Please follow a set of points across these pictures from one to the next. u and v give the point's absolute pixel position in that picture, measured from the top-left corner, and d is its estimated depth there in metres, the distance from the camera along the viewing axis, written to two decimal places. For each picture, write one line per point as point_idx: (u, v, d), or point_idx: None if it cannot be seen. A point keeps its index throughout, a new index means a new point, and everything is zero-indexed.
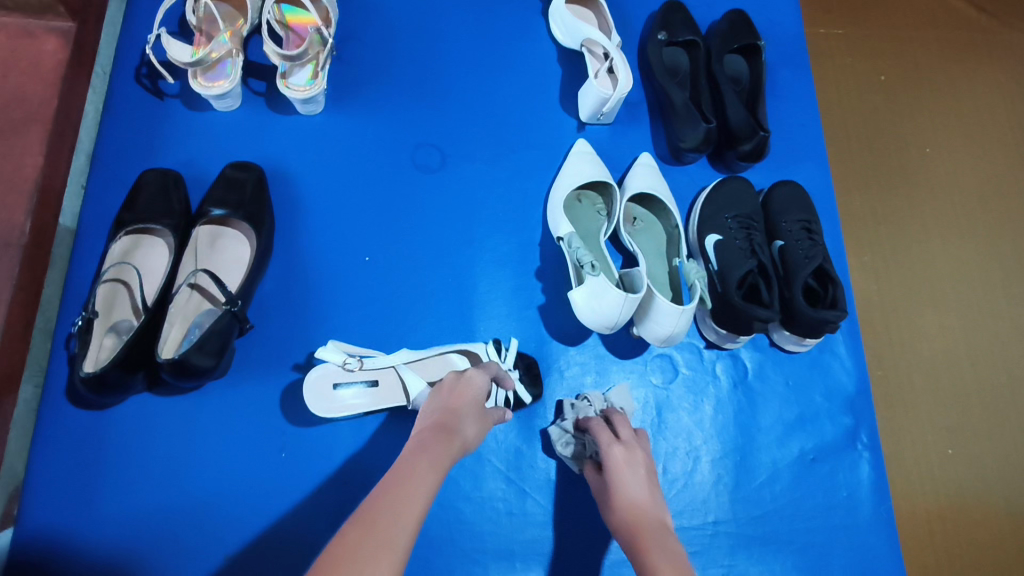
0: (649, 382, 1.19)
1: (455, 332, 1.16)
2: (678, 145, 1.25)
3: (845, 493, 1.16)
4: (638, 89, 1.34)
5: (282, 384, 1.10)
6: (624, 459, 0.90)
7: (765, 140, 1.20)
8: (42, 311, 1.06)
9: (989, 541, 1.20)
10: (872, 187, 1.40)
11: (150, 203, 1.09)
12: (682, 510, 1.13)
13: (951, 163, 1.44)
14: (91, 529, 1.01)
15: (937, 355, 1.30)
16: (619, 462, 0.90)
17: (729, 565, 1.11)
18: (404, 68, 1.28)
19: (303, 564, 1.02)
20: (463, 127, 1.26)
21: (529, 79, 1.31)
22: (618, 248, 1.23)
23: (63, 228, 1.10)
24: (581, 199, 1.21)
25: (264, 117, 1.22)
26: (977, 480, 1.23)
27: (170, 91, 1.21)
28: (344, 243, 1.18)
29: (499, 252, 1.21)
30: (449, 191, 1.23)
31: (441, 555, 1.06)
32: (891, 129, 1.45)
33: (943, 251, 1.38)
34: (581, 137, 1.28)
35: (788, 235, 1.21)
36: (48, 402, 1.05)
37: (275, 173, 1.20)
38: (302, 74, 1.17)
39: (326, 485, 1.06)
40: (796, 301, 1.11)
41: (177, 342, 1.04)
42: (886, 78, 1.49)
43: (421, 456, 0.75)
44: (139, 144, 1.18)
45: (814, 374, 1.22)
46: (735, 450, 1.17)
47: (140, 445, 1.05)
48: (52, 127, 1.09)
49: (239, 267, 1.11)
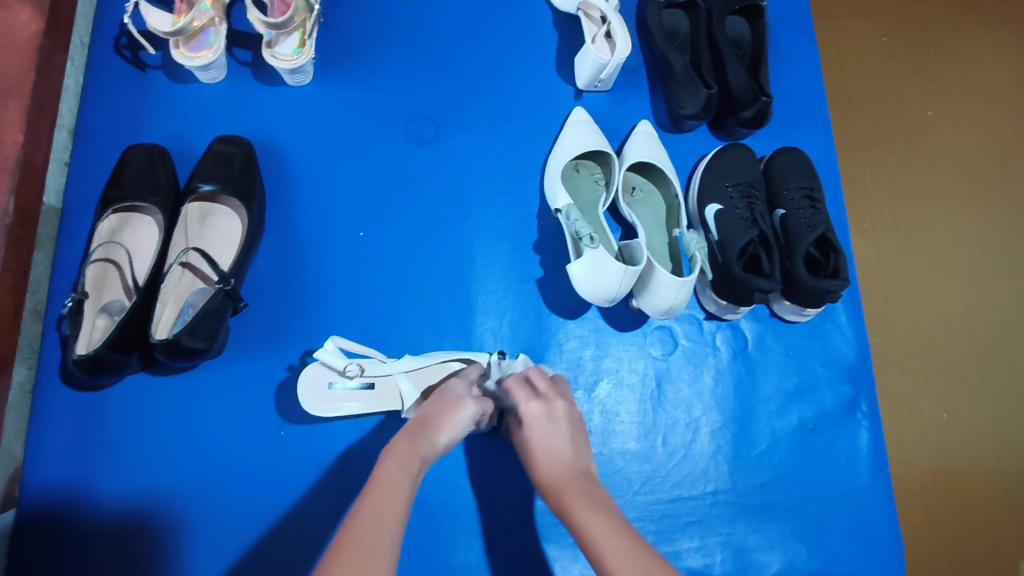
0: (649, 354, 1.18)
1: (453, 307, 1.14)
2: (678, 112, 1.22)
3: (844, 461, 1.17)
4: (636, 54, 1.30)
5: (280, 362, 1.09)
6: (542, 416, 0.88)
7: (767, 106, 1.17)
8: (32, 293, 1.04)
9: (982, 503, 1.21)
10: (874, 152, 1.38)
11: (137, 180, 1.07)
12: (682, 480, 1.14)
13: (953, 126, 1.41)
14: (96, 513, 1.01)
15: (934, 321, 1.29)
16: (538, 419, 0.88)
17: (728, 533, 1.12)
18: (392, 35, 1.23)
19: (307, 538, 1.03)
20: (456, 97, 1.23)
21: (525, 45, 1.26)
22: (616, 220, 1.21)
23: (48, 207, 1.07)
24: (579, 169, 1.19)
25: (251, 89, 1.18)
26: (972, 444, 1.23)
27: (152, 63, 1.17)
28: (337, 218, 1.16)
29: (497, 225, 1.18)
30: (444, 164, 1.20)
31: (442, 527, 1.07)
32: (894, 92, 1.42)
33: (942, 215, 1.35)
34: (579, 105, 1.24)
35: (790, 203, 1.19)
36: (43, 384, 1.04)
37: (265, 148, 1.17)
38: (289, 43, 1.13)
39: (326, 462, 1.06)
40: (797, 270, 1.09)
41: (171, 321, 1.03)
42: (889, 39, 1.45)
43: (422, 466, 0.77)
44: (124, 118, 1.14)
45: (815, 344, 1.21)
46: (734, 420, 1.17)
47: (138, 425, 1.05)
48: (31, 102, 1.02)
49: (231, 244, 1.08)
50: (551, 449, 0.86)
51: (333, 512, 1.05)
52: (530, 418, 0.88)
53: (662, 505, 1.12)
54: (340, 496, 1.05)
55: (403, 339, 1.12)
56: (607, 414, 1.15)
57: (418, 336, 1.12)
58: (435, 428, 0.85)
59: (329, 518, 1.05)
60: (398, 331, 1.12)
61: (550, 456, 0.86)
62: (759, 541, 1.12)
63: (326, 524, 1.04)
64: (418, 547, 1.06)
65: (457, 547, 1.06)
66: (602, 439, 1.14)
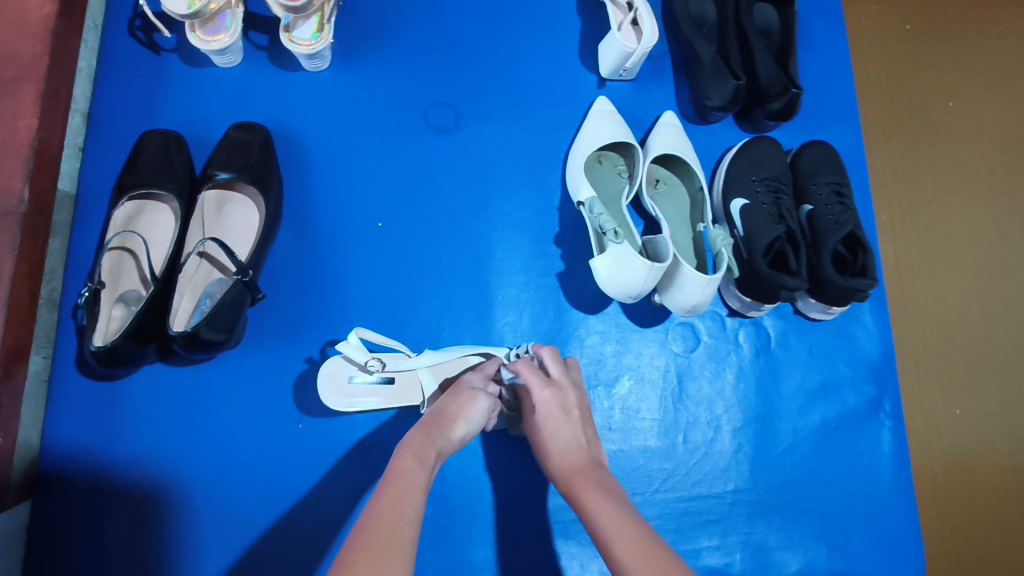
0: (670, 350, 1.16)
1: (471, 299, 1.13)
2: (704, 103, 1.18)
3: (865, 462, 1.15)
4: (661, 42, 1.27)
5: (298, 353, 1.08)
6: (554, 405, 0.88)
7: (797, 98, 1.14)
8: (47, 282, 1.02)
9: (997, 503, 1.19)
10: (895, 143, 1.34)
11: (152, 167, 1.04)
12: (702, 479, 1.12)
13: (975, 116, 1.37)
14: (115, 505, 1.01)
15: (953, 318, 1.26)
16: (551, 406, 0.87)
17: (748, 533, 1.11)
18: (404, 17, 1.20)
19: (323, 533, 1.03)
20: (472, 83, 1.19)
21: (547, 31, 1.23)
22: (639, 213, 1.19)
23: (63, 194, 1.05)
24: (601, 160, 1.16)
25: (267, 74, 1.16)
26: (988, 442, 1.21)
27: (166, 46, 1.14)
28: (353, 208, 1.14)
29: (518, 217, 1.16)
30: (462, 152, 1.17)
31: (458, 523, 1.06)
32: (917, 81, 1.37)
33: (963, 209, 1.32)
34: (602, 94, 1.21)
35: (818, 199, 1.16)
36: (59, 373, 1.03)
37: (280, 134, 1.14)
38: (307, 27, 1.09)
39: (343, 457, 1.05)
40: (824, 268, 1.07)
41: (188, 313, 1.02)
42: (912, 27, 1.40)
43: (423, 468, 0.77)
44: (139, 103, 1.12)
45: (838, 343, 1.20)
46: (756, 418, 1.16)
47: (155, 416, 1.04)
48: (44, 87, 0.99)
49: (248, 234, 1.06)
50: (561, 438, 0.86)
51: (351, 506, 1.04)
52: (541, 406, 0.87)
53: (683, 503, 1.11)
54: (357, 490, 1.05)
55: (421, 331, 1.11)
56: (628, 411, 1.13)
57: (435, 330, 1.11)
58: (450, 420, 0.86)
59: (347, 512, 1.04)
60: (415, 323, 1.11)
61: (561, 444, 0.86)
62: (779, 540, 1.11)
63: (345, 518, 1.04)
64: (433, 542, 1.05)
65: (474, 544, 1.05)
66: (622, 436, 1.12)
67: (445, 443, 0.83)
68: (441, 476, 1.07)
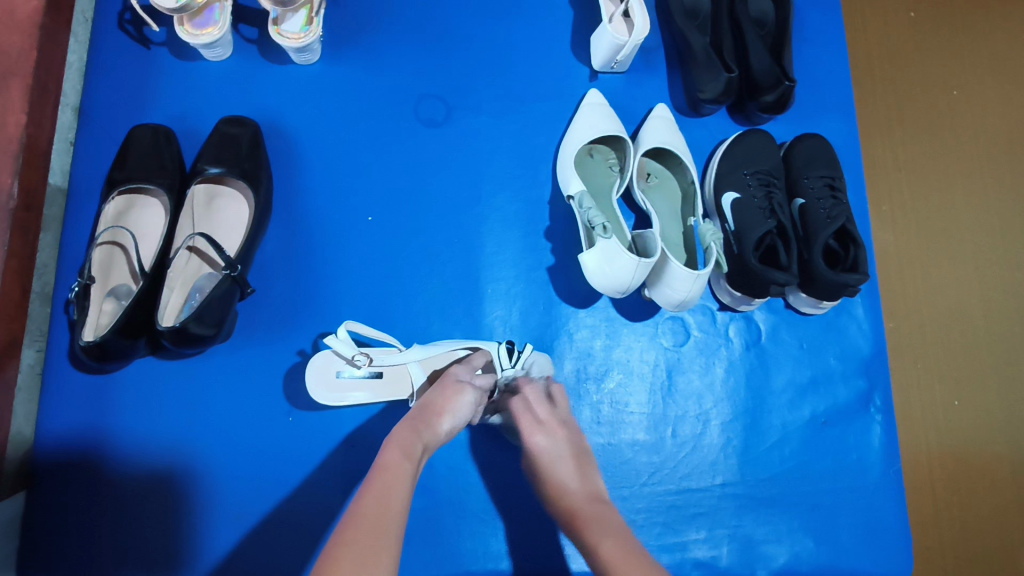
0: (659, 344, 1.16)
1: (461, 293, 1.13)
2: (697, 96, 1.17)
3: (855, 456, 1.16)
4: (655, 33, 1.25)
5: (289, 346, 1.09)
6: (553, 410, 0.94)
7: (790, 91, 1.13)
8: (39, 275, 1.03)
9: (992, 494, 1.18)
10: (896, 133, 1.32)
11: (142, 163, 1.05)
12: (690, 472, 1.13)
13: (979, 104, 1.35)
14: (107, 497, 1.02)
15: (951, 309, 1.25)
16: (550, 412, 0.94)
17: (736, 526, 1.12)
18: (398, 7, 1.19)
19: (312, 526, 1.04)
20: (464, 75, 1.19)
21: (540, 23, 1.22)
22: (630, 206, 1.18)
23: (54, 187, 1.06)
24: (592, 154, 1.16)
25: (257, 66, 1.16)
26: (986, 433, 1.20)
27: (156, 39, 1.14)
28: (346, 201, 1.14)
29: (508, 209, 1.16)
30: (452, 145, 1.17)
31: (448, 514, 1.07)
32: (920, 70, 1.35)
33: (964, 199, 1.30)
34: (593, 87, 1.21)
35: (810, 193, 1.16)
36: (51, 367, 1.04)
37: (272, 128, 1.14)
38: (295, 19, 1.08)
39: (334, 449, 1.06)
40: (815, 263, 1.06)
41: (178, 307, 1.02)
42: (917, 14, 1.38)
43: (407, 464, 0.77)
44: (128, 97, 1.12)
45: (829, 337, 1.19)
46: (746, 413, 1.16)
47: (145, 409, 1.05)
48: (33, 81, 0.99)
49: (238, 229, 1.07)
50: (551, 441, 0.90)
51: (342, 497, 1.05)
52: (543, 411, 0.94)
53: (670, 496, 1.12)
54: (347, 482, 1.06)
55: (411, 324, 1.11)
56: (617, 405, 1.14)
57: (425, 323, 1.11)
58: (437, 414, 0.86)
59: (336, 504, 1.05)
60: (405, 317, 1.11)
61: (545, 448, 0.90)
62: (767, 533, 1.12)
63: (335, 509, 1.05)
64: (423, 533, 1.06)
65: (464, 536, 1.06)
66: (611, 430, 1.13)
67: (431, 438, 0.83)
68: (430, 467, 1.08)
